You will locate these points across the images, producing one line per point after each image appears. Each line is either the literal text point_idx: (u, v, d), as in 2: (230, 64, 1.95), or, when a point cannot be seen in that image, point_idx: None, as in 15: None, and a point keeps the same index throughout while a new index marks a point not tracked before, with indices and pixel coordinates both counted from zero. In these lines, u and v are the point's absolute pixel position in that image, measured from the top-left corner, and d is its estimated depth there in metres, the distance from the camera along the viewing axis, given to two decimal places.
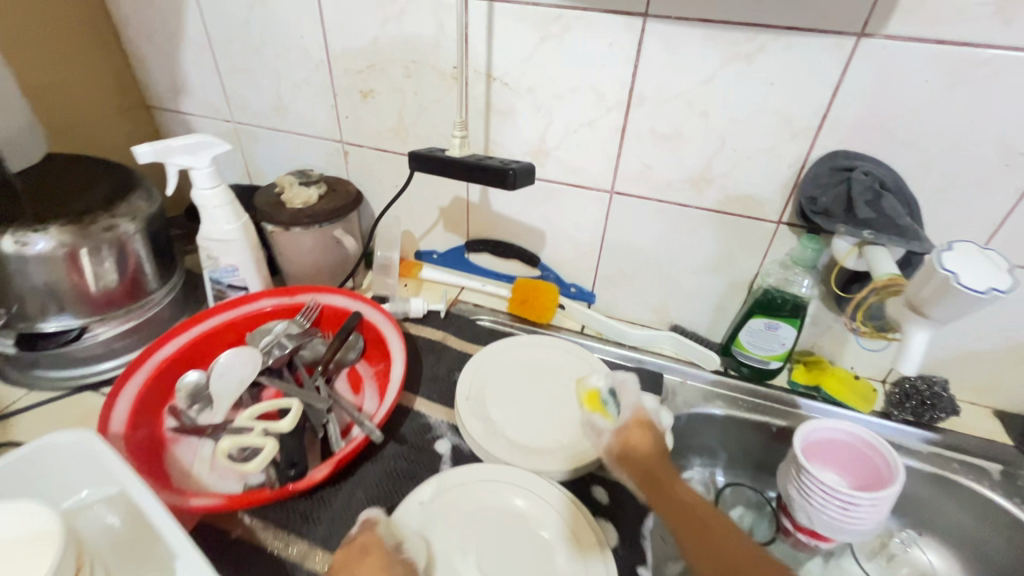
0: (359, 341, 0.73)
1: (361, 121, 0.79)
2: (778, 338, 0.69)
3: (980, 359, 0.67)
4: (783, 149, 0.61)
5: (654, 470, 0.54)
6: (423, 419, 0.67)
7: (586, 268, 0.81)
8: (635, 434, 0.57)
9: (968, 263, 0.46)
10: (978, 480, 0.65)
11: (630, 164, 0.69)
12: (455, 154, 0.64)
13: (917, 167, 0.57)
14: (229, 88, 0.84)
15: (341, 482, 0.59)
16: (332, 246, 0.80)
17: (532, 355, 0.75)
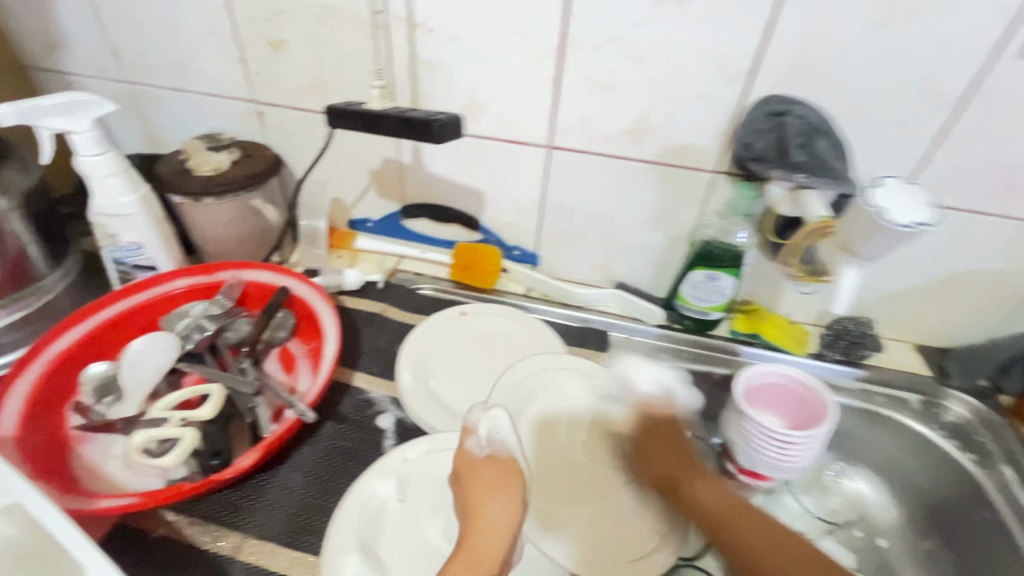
0: (289, 318, 0.68)
1: (273, 77, 0.72)
2: (719, 288, 0.70)
3: (903, 297, 0.71)
4: (720, 95, 0.60)
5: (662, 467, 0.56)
6: (364, 395, 0.63)
7: (529, 229, 0.79)
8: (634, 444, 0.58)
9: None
10: (898, 410, 0.70)
11: (568, 116, 0.66)
12: (375, 107, 0.59)
13: (846, 110, 0.58)
14: (115, 42, 0.73)
15: (276, 467, 0.55)
16: (252, 217, 0.74)
17: (478, 325, 0.72)
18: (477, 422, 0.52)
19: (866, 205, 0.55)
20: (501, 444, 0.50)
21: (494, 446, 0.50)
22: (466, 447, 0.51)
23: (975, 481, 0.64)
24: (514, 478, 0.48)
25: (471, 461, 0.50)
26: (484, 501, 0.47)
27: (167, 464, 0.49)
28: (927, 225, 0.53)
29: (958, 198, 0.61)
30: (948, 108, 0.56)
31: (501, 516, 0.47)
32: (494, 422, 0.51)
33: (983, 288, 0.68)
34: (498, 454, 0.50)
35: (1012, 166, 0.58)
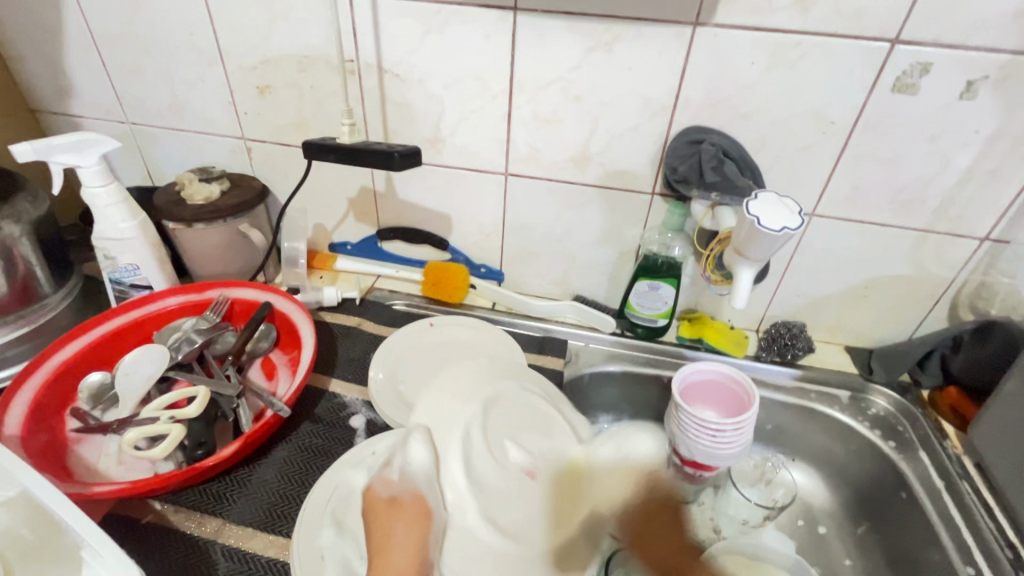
0: (271, 331, 0.75)
1: (260, 117, 0.80)
2: (661, 297, 0.77)
3: (828, 302, 0.79)
4: (647, 127, 0.69)
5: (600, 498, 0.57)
6: (338, 398, 0.70)
7: (493, 248, 0.87)
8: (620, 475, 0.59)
9: (769, 207, 0.55)
10: (829, 404, 0.76)
11: (520, 147, 0.75)
12: (346, 141, 0.67)
13: (754, 139, 0.67)
14: (120, 88, 0.82)
15: (255, 461, 0.61)
16: (239, 240, 0.81)
17: (445, 335, 0.79)
18: (394, 457, 0.52)
19: (744, 215, 0.56)
20: (410, 479, 0.50)
21: (401, 485, 0.50)
22: (375, 487, 0.50)
23: (899, 471, 0.69)
24: (423, 515, 0.48)
25: (378, 499, 0.50)
26: (388, 525, 0.48)
27: (155, 456, 0.55)
28: (793, 231, 0.54)
29: (860, 212, 0.70)
30: (840, 135, 0.65)
31: (409, 532, 0.47)
32: (413, 454, 0.51)
33: (894, 292, 0.76)
34: (402, 497, 0.49)
35: (901, 183, 0.67)
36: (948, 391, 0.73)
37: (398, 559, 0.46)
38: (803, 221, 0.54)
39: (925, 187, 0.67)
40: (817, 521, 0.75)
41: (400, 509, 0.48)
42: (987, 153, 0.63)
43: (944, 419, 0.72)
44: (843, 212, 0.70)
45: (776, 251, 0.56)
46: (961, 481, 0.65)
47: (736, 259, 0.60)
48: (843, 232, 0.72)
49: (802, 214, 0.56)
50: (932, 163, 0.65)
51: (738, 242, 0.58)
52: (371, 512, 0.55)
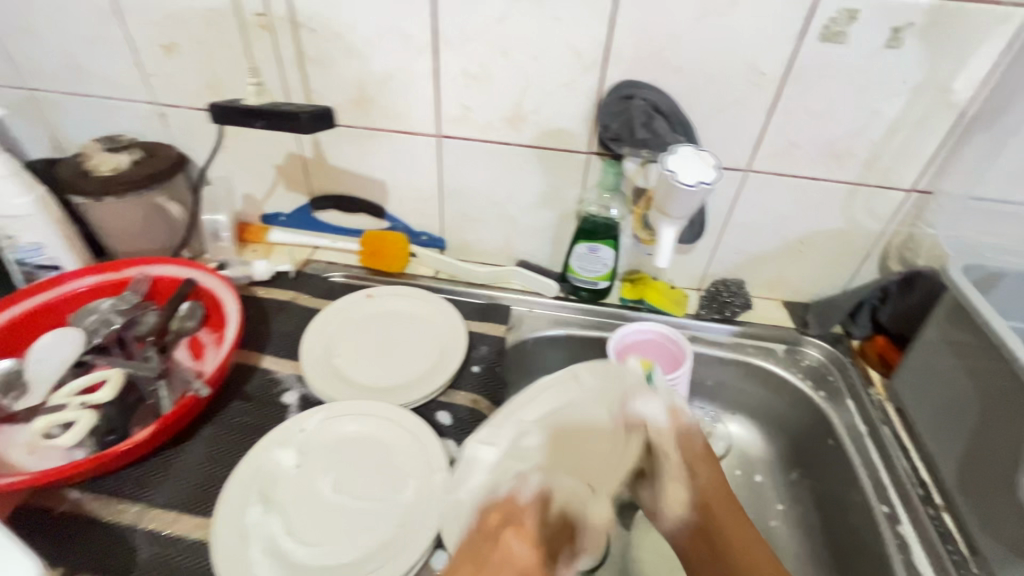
0: (197, 309, 0.71)
1: (170, 79, 0.74)
2: (601, 259, 0.77)
3: (766, 258, 0.80)
4: (579, 82, 0.67)
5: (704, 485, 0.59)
6: (270, 375, 0.68)
7: (432, 214, 0.84)
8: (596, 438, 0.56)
9: (685, 162, 0.55)
10: (765, 357, 0.78)
11: (450, 106, 0.71)
12: (253, 102, 0.63)
13: (686, 93, 0.65)
14: (10, 49, 0.75)
15: (179, 444, 0.59)
16: (157, 214, 0.76)
17: (383, 306, 0.76)
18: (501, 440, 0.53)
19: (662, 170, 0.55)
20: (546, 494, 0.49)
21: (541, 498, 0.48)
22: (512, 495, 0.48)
23: (828, 418, 0.71)
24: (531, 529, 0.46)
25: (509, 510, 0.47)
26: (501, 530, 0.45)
27: (64, 442, 0.55)
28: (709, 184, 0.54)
29: (793, 166, 0.70)
30: (772, 87, 0.64)
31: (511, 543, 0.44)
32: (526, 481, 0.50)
33: (828, 246, 0.77)
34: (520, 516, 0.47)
35: (832, 136, 0.67)
36: (876, 340, 0.75)
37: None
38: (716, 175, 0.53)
39: (856, 140, 0.66)
40: (753, 470, 0.78)
41: (515, 525, 0.46)
42: (913, 103, 0.63)
43: (871, 367, 0.75)
44: (776, 167, 0.70)
45: (694, 207, 0.56)
46: (882, 425, 0.67)
47: (658, 218, 0.60)
48: (777, 188, 0.72)
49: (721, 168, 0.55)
50: (861, 114, 0.64)
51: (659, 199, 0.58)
52: (299, 489, 0.53)
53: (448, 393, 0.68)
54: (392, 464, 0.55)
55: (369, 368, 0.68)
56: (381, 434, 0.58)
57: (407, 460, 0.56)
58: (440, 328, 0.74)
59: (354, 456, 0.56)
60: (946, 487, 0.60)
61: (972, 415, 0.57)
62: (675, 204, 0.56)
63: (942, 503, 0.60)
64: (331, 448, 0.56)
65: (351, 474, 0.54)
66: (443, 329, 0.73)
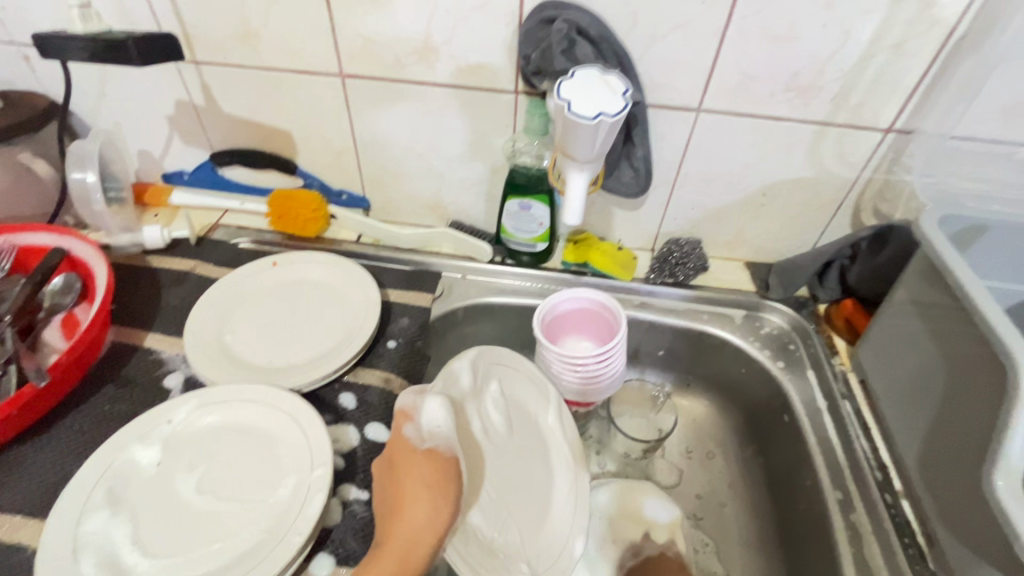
0: (72, 281, 0.62)
1: (24, 12, 0.63)
2: (535, 217, 0.68)
3: (725, 213, 0.70)
4: (495, 4, 0.56)
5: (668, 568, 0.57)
6: (152, 355, 0.60)
7: (350, 170, 0.74)
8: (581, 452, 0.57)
9: (582, 89, 0.45)
10: (721, 325, 0.70)
11: (350, 39, 0.61)
12: (78, 30, 0.56)
13: (622, 15, 0.54)
14: None
15: (36, 437, 0.52)
16: (25, 174, 0.67)
17: (290, 274, 0.68)
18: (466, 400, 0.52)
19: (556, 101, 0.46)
20: (442, 438, 0.46)
21: (436, 440, 0.46)
22: (405, 435, 0.47)
23: (784, 392, 0.64)
24: (450, 480, 0.44)
25: (409, 449, 0.46)
26: (410, 485, 0.44)
27: None
28: (607, 116, 0.45)
29: (753, 103, 0.59)
30: (723, 4, 0.53)
31: (428, 515, 0.43)
32: (433, 414, 0.47)
33: (794, 198, 0.68)
34: (439, 450, 0.46)
35: (795, 66, 0.56)
36: (843, 304, 0.67)
37: (418, 515, 0.42)
38: (622, 103, 0.44)
39: (823, 69, 0.56)
40: (707, 447, 0.71)
41: (443, 470, 0.45)
42: (891, 20, 0.52)
43: (836, 335, 0.67)
44: (733, 105, 0.60)
45: (600, 145, 0.47)
46: (843, 400, 0.60)
47: (565, 160, 0.50)
48: (734, 130, 0.62)
49: (630, 93, 0.46)
50: (830, 36, 0.54)
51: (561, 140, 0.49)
52: (159, 488, 0.46)
53: (356, 372, 0.60)
54: (271, 457, 0.48)
55: (278, 350, 0.60)
56: (260, 423, 0.50)
57: (289, 456, 0.48)
58: (356, 301, 0.65)
59: (227, 448, 0.48)
60: (907, 470, 0.53)
61: (938, 383, 0.50)
62: (575, 145, 0.48)
63: (901, 490, 0.54)
64: (201, 440, 0.49)
65: (222, 471, 0.47)
66: (361, 303, 0.64)
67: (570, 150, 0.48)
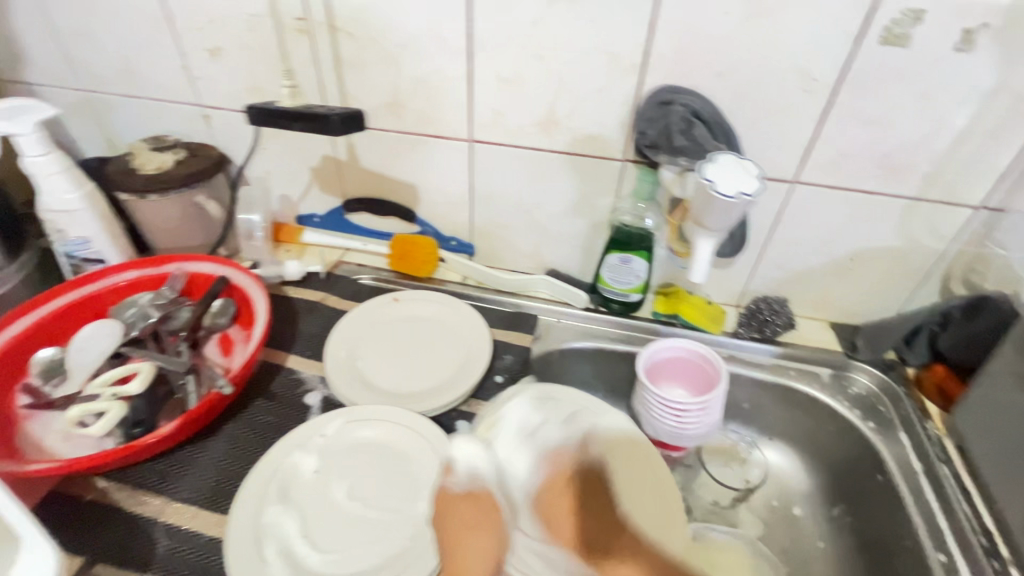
0: (229, 305, 0.72)
1: (215, 82, 0.77)
2: (634, 271, 0.74)
3: (813, 276, 0.75)
4: (616, 87, 0.64)
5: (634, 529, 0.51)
6: (294, 375, 0.68)
7: (462, 220, 0.83)
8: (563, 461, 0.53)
9: (723, 169, 0.54)
10: (808, 383, 0.73)
11: (483, 111, 0.70)
12: (287, 104, 0.67)
13: (730, 100, 0.62)
14: (73, 54, 0.79)
15: (204, 439, 0.60)
16: (196, 212, 0.78)
17: (408, 310, 0.76)
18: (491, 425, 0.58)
19: (699, 178, 0.55)
20: (481, 479, 0.49)
21: (474, 483, 0.49)
22: (445, 486, 0.49)
23: (877, 454, 0.66)
24: (495, 514, 0.48)
25: (448, 498, 0.49)
26: (461, 533, 0.46)
27: (94, 433, 0.55)
28: (749, 197, 0.53)
29: (847, 178, 0.65)
30: (824, 93, 0.59)
31: (486, 544, 0.46)
32: (473, 457, 0.50)
33: (882, 266, 0.71)
34: (476, 490, 0.49)
35: (889, 148, 0.62)
36: (934, 369, 0.69)
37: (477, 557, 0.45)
38: (759, 184, 0.53)
39: (915, 151, 0.61)
40: (792, 501, 0.73)
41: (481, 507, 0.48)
42: (984, 111, 0.57)
43: (928, 399, 0.69)
44: (828, 178, 0.65)
45: (732, 222, 0.55)
46: (940, 464, 0.62)
47: (695, 230, 0.58)
48: (828, 201, 0.67)
49: (762, 176, 0.55)
50: (924, 123, 0.59)
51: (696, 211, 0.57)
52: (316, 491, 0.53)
53: (471, 403, 0.66)
54: (409, 474, 0.54)
55: (404, 376, 0.68)
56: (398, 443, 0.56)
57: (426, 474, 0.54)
58: (469, 338, 0.72)
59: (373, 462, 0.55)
60: (1014, 538, 0.55)
61: None
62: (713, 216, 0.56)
63: (1009, 555, 0.55)
64: (350, 453, 0.56)
65: (368, 482, 0.54)
66: (475, 340, 0.71)
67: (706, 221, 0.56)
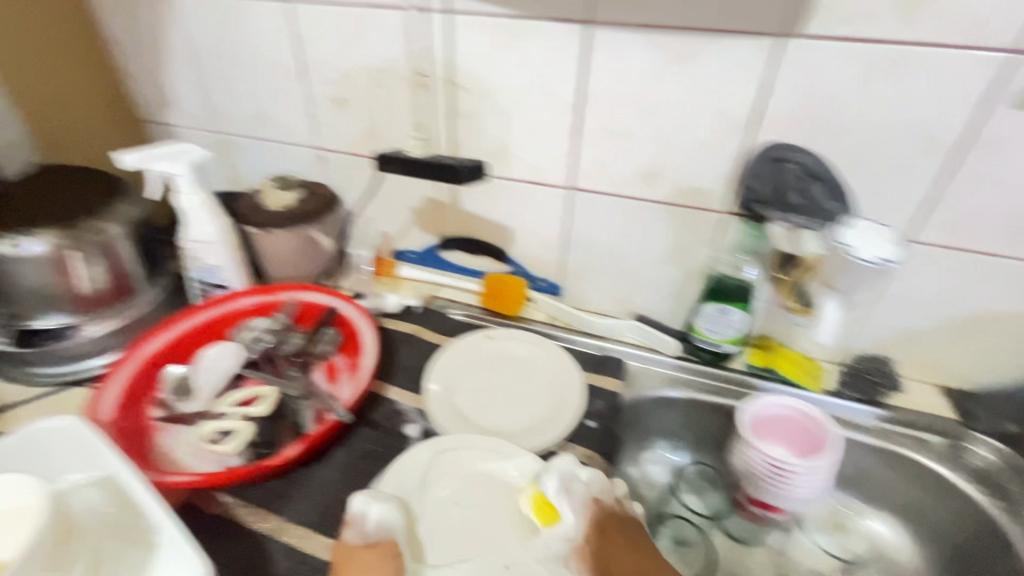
0: (335, 335, 0.76)
1: (336, 128, 0.84)
2: (730, 322, 0.73)
3: (923, 337, 0.72)
4: (723, 142, 0.66)
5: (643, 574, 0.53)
6: (395, 406, 0.71)
7: (553, 262, 0.86)
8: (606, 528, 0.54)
9: (866, 238, 0.58)
10: (919, 450, 0.69)
11: (586, 161, 0.73)
12: (416, 155, 0.74)
13: (842, 158, 0.62)
14: (215, 101, 0.89)
15: (315, 463, 0.63)
16: (310, 246, 0.85)
17: (500, 348, 0.78)
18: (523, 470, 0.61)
19: (837, 243, 0.59)
20: (387, 529, 0.53)
21: (379, 533, 0.52)
22: (347, 539, 0.53)
23: (1005, 533, 0.62)
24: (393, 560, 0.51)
25: (350, 549, 0.52)
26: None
27: (229, 450, 0.60)
28: (891, 263, 0.57)
29: (966, 239, 0.63)
30: (945, 154, 0.59)
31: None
32: (371, 507, 0.54)
33: (1002, 331, 0.68)
34: (379, 541, 0.52)
35: (1015, 211, 0.60)
36: None
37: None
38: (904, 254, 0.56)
39: None
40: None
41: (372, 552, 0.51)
42: None
43: None
44: (945, 238, 0.64)
45: (862, 286, 0.65)
46: None
47: (821, 289, 0.68)
48: (944, 261, 0.65)
49: (901, 243, 0.58)
50: None
51: (827, 274, 0.67)
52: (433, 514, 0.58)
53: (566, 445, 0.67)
54: None
55: (499, 414, 0.70)
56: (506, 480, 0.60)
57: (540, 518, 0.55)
58: (561, 380, 0.73)
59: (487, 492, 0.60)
60: None
61: None
62: (844, 280, 0.65)
63: None
64: (465, 483, 0.60)
65: (463, 519, 0.57)
66: (567, 382, 0.73)
67: (836, 284, 0.66)
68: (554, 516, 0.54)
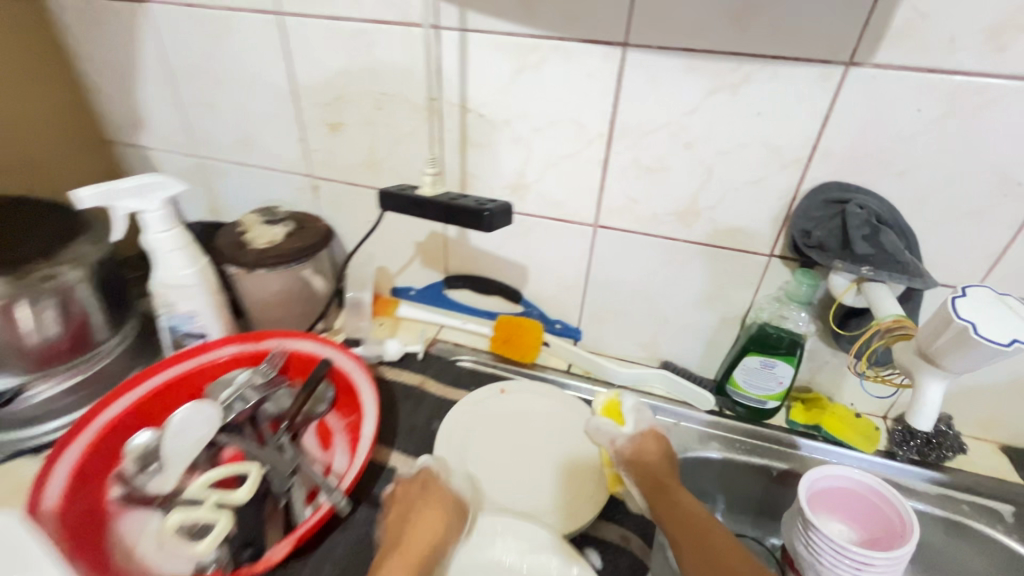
0: (329, 391, 0.67)
1: (330, 156, 0.75)
2: (775, 375, 0.66)
3: (985, 393, 0.65)
4: (772, 181, 0.59)
5: (658, 473, 0.57)
6: (398, 477, 0.61)
7: (571, 304, 0.78)
8: (649, 441, 0.60)
9: (990, 315, 0.43)
10: (990, 522, 0.61)
11: (614, 197, 0.66)
12: (428, 193, 0.62)
13: (909, 201, 0.55)
14: (193, 123, 0.80)
15: (305, 556, 0.54)
16: (300, 286, 0.76)
17: (518, 405, 0.70)
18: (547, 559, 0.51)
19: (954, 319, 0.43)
20: None
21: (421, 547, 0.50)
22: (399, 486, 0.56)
23: None
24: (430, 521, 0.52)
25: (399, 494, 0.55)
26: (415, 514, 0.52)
27: (198, 552, 0.50)
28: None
29: None
30: None
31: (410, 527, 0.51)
32: None
33: None
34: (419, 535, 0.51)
35: None
36: None
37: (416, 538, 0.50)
38: None
39: None
40: None
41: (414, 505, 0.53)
42: None
43: None
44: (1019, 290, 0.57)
45: (984, 367, 0.44)
46: None
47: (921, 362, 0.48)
48: None
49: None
50: None
51: (932, 347, 0.46)
52: None
53: (596, 524, 0.59)
54: None
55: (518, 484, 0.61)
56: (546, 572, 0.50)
57: None
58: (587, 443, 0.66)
59: None
60: None
61: None
62: (959, 359, 0.45)
63: None
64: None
65: None
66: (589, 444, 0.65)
67: (948, 362, 0.45)
68: (617, 420, 0.63)
